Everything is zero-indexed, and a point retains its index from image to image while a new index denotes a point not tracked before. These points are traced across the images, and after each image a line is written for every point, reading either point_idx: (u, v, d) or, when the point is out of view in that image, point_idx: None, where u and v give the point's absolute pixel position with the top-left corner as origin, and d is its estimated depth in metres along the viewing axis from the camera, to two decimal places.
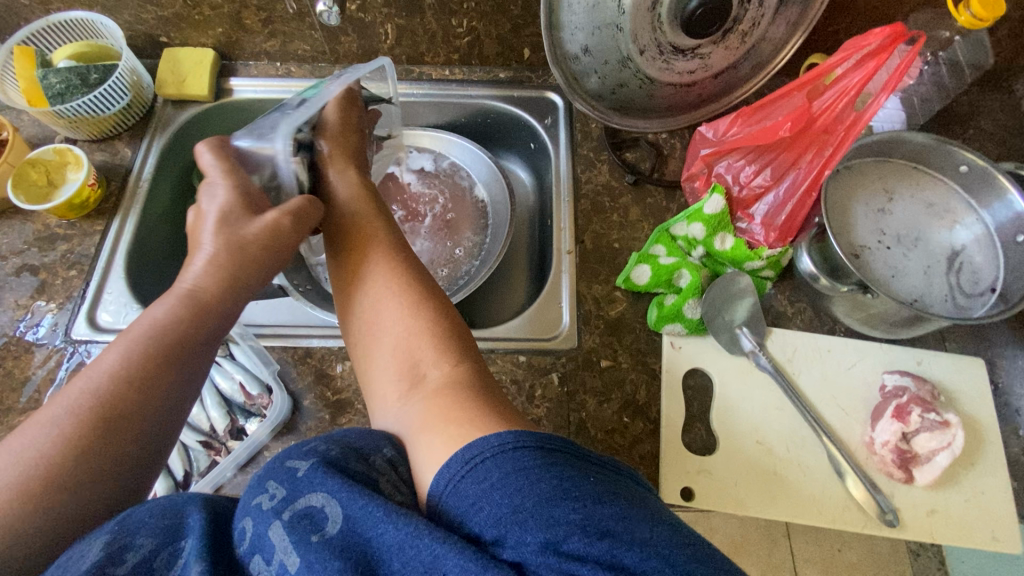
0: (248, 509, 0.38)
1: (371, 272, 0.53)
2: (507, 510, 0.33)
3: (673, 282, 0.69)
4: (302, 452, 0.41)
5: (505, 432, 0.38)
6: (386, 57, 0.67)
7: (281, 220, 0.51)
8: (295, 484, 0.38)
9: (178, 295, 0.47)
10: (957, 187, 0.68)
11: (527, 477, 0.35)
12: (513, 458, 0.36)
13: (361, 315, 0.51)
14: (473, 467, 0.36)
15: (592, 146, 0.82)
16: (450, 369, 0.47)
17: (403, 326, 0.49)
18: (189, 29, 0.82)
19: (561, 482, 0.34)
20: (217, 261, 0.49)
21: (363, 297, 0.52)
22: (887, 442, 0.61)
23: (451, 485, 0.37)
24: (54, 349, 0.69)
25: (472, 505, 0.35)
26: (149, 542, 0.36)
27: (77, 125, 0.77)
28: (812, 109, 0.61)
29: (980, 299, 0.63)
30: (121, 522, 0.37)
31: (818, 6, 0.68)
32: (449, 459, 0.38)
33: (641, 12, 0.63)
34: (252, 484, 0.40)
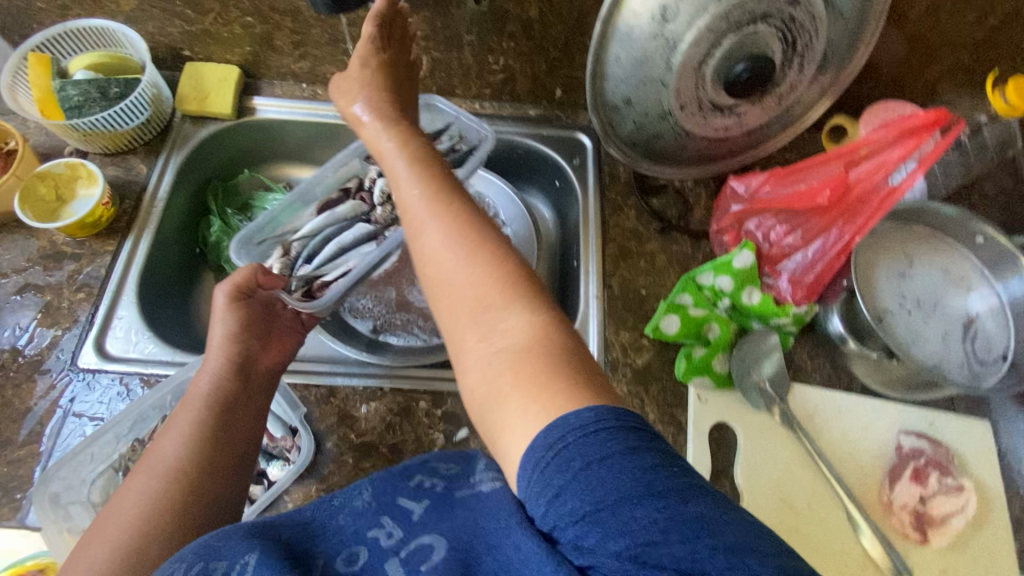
0: (363, 537, 0.42)
1: (421, 216, 0.50)
2: (589, 504, 0.33)
3: (701, 335, 0.69)
4: (411, 490, 0.46)
5: (583, 410, 0.36)
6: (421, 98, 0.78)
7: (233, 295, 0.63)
8: (411, 525, 0.42)
9: (211, 369, 0.59)
10: (971, 256, 0.71)
11: (609, 468, 0.33)
12: (593, 445, 0.34)
13: (421, 264, 0.49)
14: (556, 454, 0.35)
15: (620, 190, 0.82)
16: (530, 319, 0.43)
17: (466, 274, 0.46)
18: (215, 46, 0.80)
19: (643, 473, 0.33)
20: (229, 336, 0.61)
21: (420, 245, 0.49)
22: (907, 504, 0.65)
23: (537, 470, 0.36)
24: (56, 378, 0.65)
25: (556, 497, 0.34)
26: (221, 565, 0.39)
27: (92, 138, 0.75)
28: (849, 178, 0.65)
29: (993, 367, 0.66)
30: (201, 549, 0.40)
31: (850, 73, 0.71)
32: (532, 441, 0.37)
33: (687, 72, 0.64)
34: (362, 512, 0.44)
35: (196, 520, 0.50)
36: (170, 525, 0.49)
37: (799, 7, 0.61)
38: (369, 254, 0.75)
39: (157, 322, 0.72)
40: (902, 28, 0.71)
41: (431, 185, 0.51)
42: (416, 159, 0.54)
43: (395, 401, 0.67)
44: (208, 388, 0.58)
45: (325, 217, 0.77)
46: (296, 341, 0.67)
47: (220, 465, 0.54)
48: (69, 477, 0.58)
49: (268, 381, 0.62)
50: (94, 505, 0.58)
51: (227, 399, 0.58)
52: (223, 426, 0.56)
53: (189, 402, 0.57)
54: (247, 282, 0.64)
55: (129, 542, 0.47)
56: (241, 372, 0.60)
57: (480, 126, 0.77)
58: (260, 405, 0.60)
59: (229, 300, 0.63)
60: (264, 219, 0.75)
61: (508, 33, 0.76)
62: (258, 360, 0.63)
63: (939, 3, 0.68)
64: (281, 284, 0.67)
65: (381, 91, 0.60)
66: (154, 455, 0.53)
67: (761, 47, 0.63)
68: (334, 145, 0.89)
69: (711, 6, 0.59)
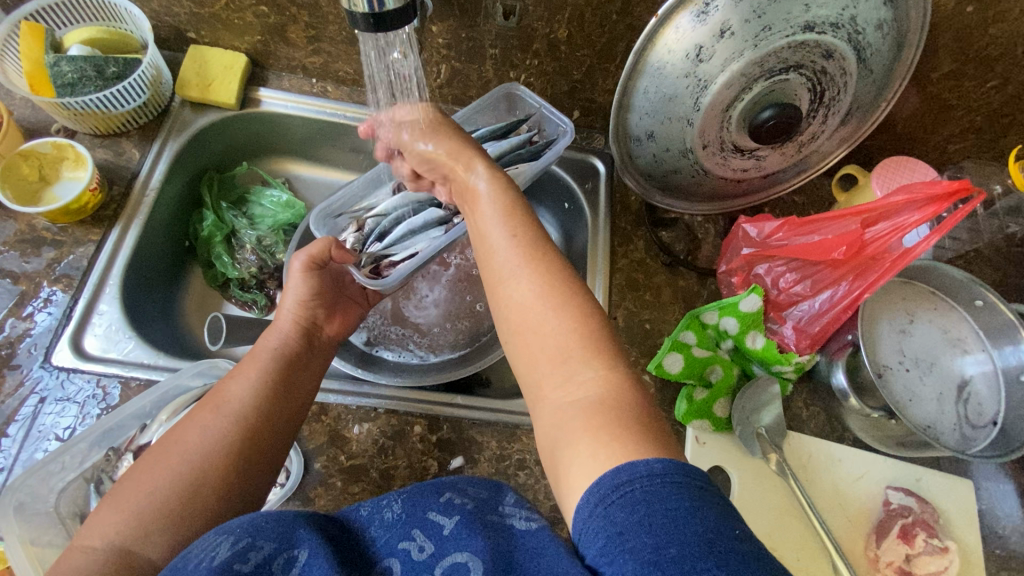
0: (394, 549, 0.41)
1: (511, 265, 0.50)
2: (652, 548, 0.32)
3: (704, 376, 0.69)
4: (441, 505, 0.44)
5: (651, 461, 0.37)
6: (508, 85, 0.77)
7: (307, 262, 0.64)
8: (442, 541, 0.41)
9: (280, 330, 0.62)
10: (969, 318, 0.71)
11: (673, 519, 0.33)
12: (659, 493, 0.35)
13: (507, 310, 0.49)
14: (622, 495, 0.35)
15: (630, 219, 0.81)
16: (586, 383, 0.44)
17: (546, 328, 0.46)
18: (223, 30, 0.75)
19: (706, 530, 0.33)
20: (299, 299, 0.64)
21: (506, 294, 0.49)
22: (893, 562, 0.65)
23: (599, 507, 0.36)
24: (28, 374, 0.62)
25: (618, 536, 0.34)
26: (268, 546, 0.38)
27: (82, 117, 0.70)
28: (865, 237, 0.64)
29: (982, 431, 0.66)
30: (248, 524, 0.40)
31: (870, 126, 0.71)
32: (596, 480, 0.37)
33: (714, 112, 0.62)
34: (396, 524, 0.43)
35: (257, 457, 0.53)
36: (234, 457, 0.51)
37: (833, 60, 0.60)
38: (438, 239, 0.72)
39: (140, 320, 0.69)
40: (922, 87, 0.72)
41: (522, 231, 0.52)
42: (508, 212, 0.53)
43: (389, 424, 0.64)
44: (277, 345, 0.60)
45: (400, 197, 0.75)
46: (357, 313, 0.70)
47: (269, 444, 0.54)
48: (36, 486, 0.55)
49: (329, 348, 0.65)
50: (62, 517, 0.55)
51: (290, 357, 0.60)
52: (288, 384, 0.58)
53: (258, 355, 0.59)
54: (322, 252, 0.65)
55: (190, 475, 0.49)
56: (306, 336, 0.63)
57: (561, 120, 0.77)
58: (318, 366, 0.62)
59: (303, 270, 0.64)
60: (344, 194, 0.75)
61: (534, 51, 0.74)
62: (321, 328, 0.65)
63: (960, 67, 0.69)
64: (352, 260, 0.66)
65: (460, 136, 0.62)
66: (223, 397, 0.55)
67: (790, 97, 0.61)
68: (340, 145, 0.85)
69: (747, 51, 0.57)
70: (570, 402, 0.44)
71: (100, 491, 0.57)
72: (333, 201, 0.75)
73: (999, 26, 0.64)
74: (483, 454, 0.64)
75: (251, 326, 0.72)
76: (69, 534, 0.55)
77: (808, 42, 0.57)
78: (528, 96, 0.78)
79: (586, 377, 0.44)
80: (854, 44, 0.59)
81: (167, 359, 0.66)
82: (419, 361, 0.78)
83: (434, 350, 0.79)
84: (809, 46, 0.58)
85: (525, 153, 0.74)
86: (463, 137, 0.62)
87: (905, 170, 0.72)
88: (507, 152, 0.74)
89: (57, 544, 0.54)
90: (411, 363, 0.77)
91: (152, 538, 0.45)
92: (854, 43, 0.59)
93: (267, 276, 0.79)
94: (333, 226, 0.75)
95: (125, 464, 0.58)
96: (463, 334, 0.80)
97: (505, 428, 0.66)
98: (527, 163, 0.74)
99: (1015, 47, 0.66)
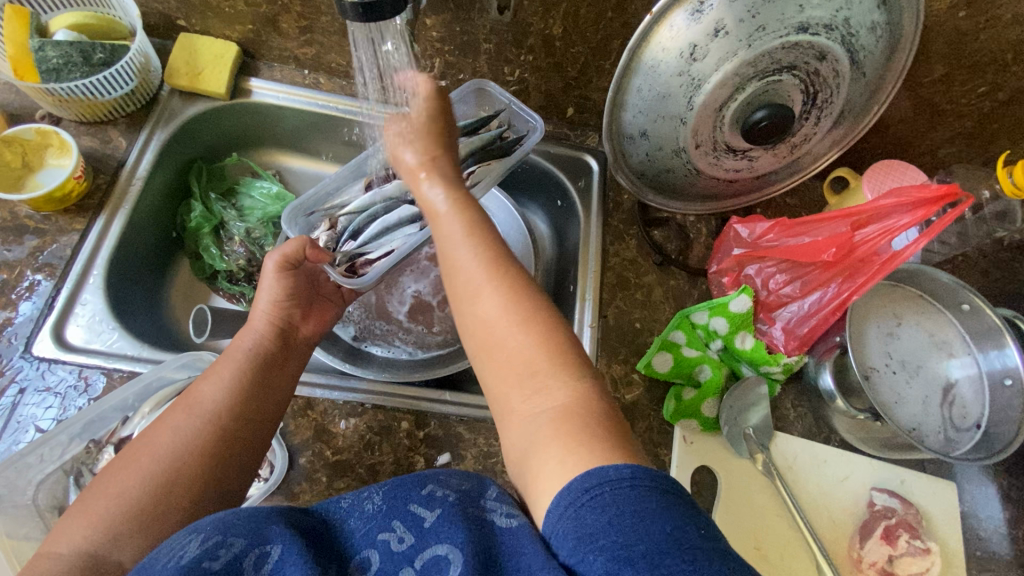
0: (373, 540, 0.41)
1: (471, 287, 0.48)
2: (621, 545, 0.33)
3: (692, 376, 0.69)
4: (423, 496, 0.43)
5: (620, 465, 0.37)
6: (476, 81, 0.77)
7: (280, 264, 0.62)
8: (422, 532, 0.40)
9: (257, 328, 0.61)
10: (956, 322, 0.71)
11: (642, 519, 0.34)
12: (628, 495, 0.35)
13: (473, 328, 0.48)
14: (592, 497, 0.36)
15: (622, 218, 0.81)
16: (572, 383, 0.44)
17: (534, 330, 0.46)
18: (214, 19, 0.74)
19: (673, 529, 0.33)
20: (276, 297, 0.62)
21: (471, 309, 0.48)
22: (876, 562, 0.66)
23: (571, 509, 0.36)
24: (9, 365, 0.61)
25: (588, 536, 0.34)
26: (239, 542, 0.38)
27: (68, 104, 0.69)
28: (853, 239, 0.64)
29: (966, 434, 0.67)
30: (219, 522, 0.39)
31: (863, 128, 0.71)
32: (567, 484, 0.38)
33: (708, 112, 0.62)
34: (375, 516, 0.43)
35: (230, 457, 0.52)
36: (207, 457, 0.51)
37: (826, 62, 0.60)
38: (413, 236, 0.72)
39: (124, 311, 0.68)
40: (913, 91, 0.72)
41: (490, 251, 0.49)
42: (476, 230, 0.50)
43: (376, 420, 0.64)
44: (250, 347, 0.59)
45: (373, 194, 0.74)
46: (334, 312, 0.70)
47: (241, 446, 0.53)
48: (14, 478, 0.54)
49: (305, 348, 0.64)
50: (40, 509, 0.55)
51: (265, 357, 0.59)
52: (259, 390, 0.57)
53: (229, 358, 0.58)
54: (298, 253, 0.63)
55: (163, 475, 0.48)
56: (281, 337, 0.62)
57: (530, 116, 0.77)
58: (293, 365, 0.61)
59: (277, 271, 0.63)
60: (317, 190, 0.74)
61: (528, 47, 0.73)
62: (296, 329, 0.64)
63: (952, 71, 0.69)
64: (328, 259, 0.65)
65: (436, 136, 0.55)
66: (194, 400, 0.54)
67: (783, 98, 0.61)
68: (331, 137, 0.84)
69: (741, 50, 0.57)
70: (537, 407, 0.43)
71: (80, 483, 0.57)
72: (303, 196, 0.74)
73: (991, 31, 0.64)
74: (470, 451, 0.64)
75: (236, 318, 0.71)
76: (46, 526, 0.54)
77: (802, 43, 0.58)
78: (496, 92, 0.78)
79: (574, 376, 0.44)
80: (847, 46, 0.59)
81: (151, 350, 0.65)
82: (408, 356, 0.77)
83: (424, 346, 0.78)
84: (803, 47, 0.58)
85: (497, 148, 0.74)
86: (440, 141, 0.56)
87: (895, 173, 0.72)
88: (478, 149, 0.74)
89: (35, 537, 0.53)
90: (399, 359, 0.77)
91: (121, 543, 0.45)
92: (847, 45, 0.59)
93: (255, 269, 0.79)
94: (308, 223, 0.75)
95: (106, 456, 0.58)
96: (452, 330, 0.80)
97: (493, 424, 0.65)
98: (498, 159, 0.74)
99: (1006, 54, 0.66)
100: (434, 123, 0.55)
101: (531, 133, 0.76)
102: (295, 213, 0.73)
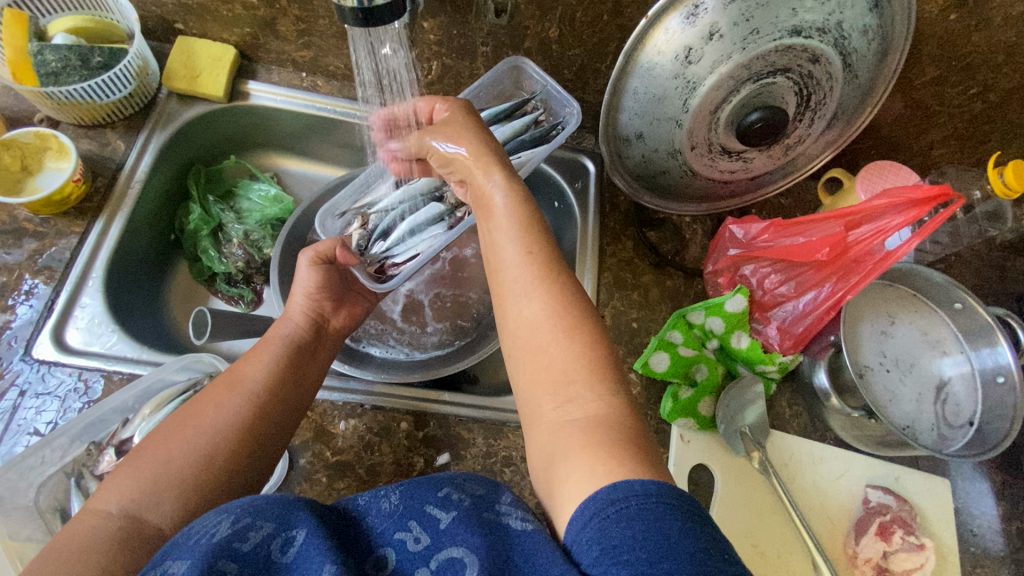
0: (391, 538, 0.41)
1: (522, 285, 0.51)
2: (646, 560, 0.33)
3: (689, 375, 0.69)
4: (439, 498, 0.43)
5: (647, 481, 0.38)
6: (516, 57, 0.74)
7: (314, 258, 0.64)
8: (437, 534, 0.40)
9: (294, 319, 0.62)
10: (949, 321, 0.72)
11: (667, 537, 0.34)
12: (654, 511, 0.36)
13: (514, 327, 0.50)
14: (617, 510, 0.36)
15: (619, 219, 0.82)
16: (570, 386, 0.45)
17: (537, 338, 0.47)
18: (212, 22, 0.75)
19: (697, 551, 0.34)
20: (310, 290, 0.63)
21: (514, 310, 0.51)
22: (870, 558, 0.66)
23: (596, 521, 0.37)
24: (9, 367, 0.61)
25: (612, 548, 0.35)
26: (268, 526, 0.39)
27: (66, 108, 0.69)
28: (848, 239, 0.65)
29: (959, 431, 0.68)
30: (249, 505, 0.40)
31: (855, 130, 0.72)
32: (591, 495, 0.38)
33: (703, 114, 0.63)
34: (390, 516, 0.43)
35: (260, 441, 0.53)
36: (241, 438, 0.51)
37: (819, 64, 0.61)
38: (442, 236, 0.71)
39: (123, 314, 0.68)
40: (906, 93, 0.73)
41: (534, 251, 0.52)
42: (525, 229, 0.53)
43: (375, 420, 0.64)
44: (288, 334, 0.60)
45: (403, 192, 0.74)
46: (363, 307, 0.69)
47: (263, 438, 0.53)
48: (15, 481, 0.54)
49: (337, 339, 0.65)
50: (41, 510, 0.55)
51: (299, 347, 0.60)
52: (294, 377, 0.58)
53: (271, 343, 0.59)
54: (331, 249, 0.65)
55: (204, 452, 0.49)
56: (315, 328, 0.63)
57: (568, 100, 0.75)
58: (325, 357, 0.62)
59: (310, 264, 0.64)
60: (346, 191, 0.75)
61: (525, 50, 0.74)
62: (329, 321, 0.65)
63: (943, 73, 0.70)
64: (356, 262, 0.67)
65: (482, 137, 0.60)
66: (238, 377, 0.55)
67: (778, 100, 0.62)
68: (329, 140, 0.84)
69: (735, 53, 0.58)
70: (560, 417, 0.45)
71: (80, 486, 0.57)
72: (335, 199, 0.75)
73: (981, 34, 0.65)
74: (469, 451, 0.64)
75: (236, 320, 0.72)
76: (48, 529, 0.54)
77: (795, 46, 0.58)
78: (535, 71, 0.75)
79: (581, 397, 0.45)
80: (840, 49, 0.60)
81: (150, 353, 0.65)
82: (406, 357, 0.78)
83: (420, 346, 0.79)
84: (797, 50, 0.59)
85: (528, 139, 0.73)
86: (484, 139, 0.59)
87: (889, 174, 0.73)
88: (511, 138, 0.73)
89: (36, 539, 0.54)
90: (398, 359, 0.77)
91: (163, 504, 0.45)
92: (840, 48, 0.60)
93: (253, 271, 0.79)
94: (342, 225, 0.75)
95: (106, 459, 0.58)
96: (450, 331, 0.80)
97: (491, 424, 0.66)
98: (530, 149, 0.74)
99: (997, 56, 0.67)
100: (478, 127, 0.61)
101: (568, 118, 0.75)
102: (328, 216, 0.74)
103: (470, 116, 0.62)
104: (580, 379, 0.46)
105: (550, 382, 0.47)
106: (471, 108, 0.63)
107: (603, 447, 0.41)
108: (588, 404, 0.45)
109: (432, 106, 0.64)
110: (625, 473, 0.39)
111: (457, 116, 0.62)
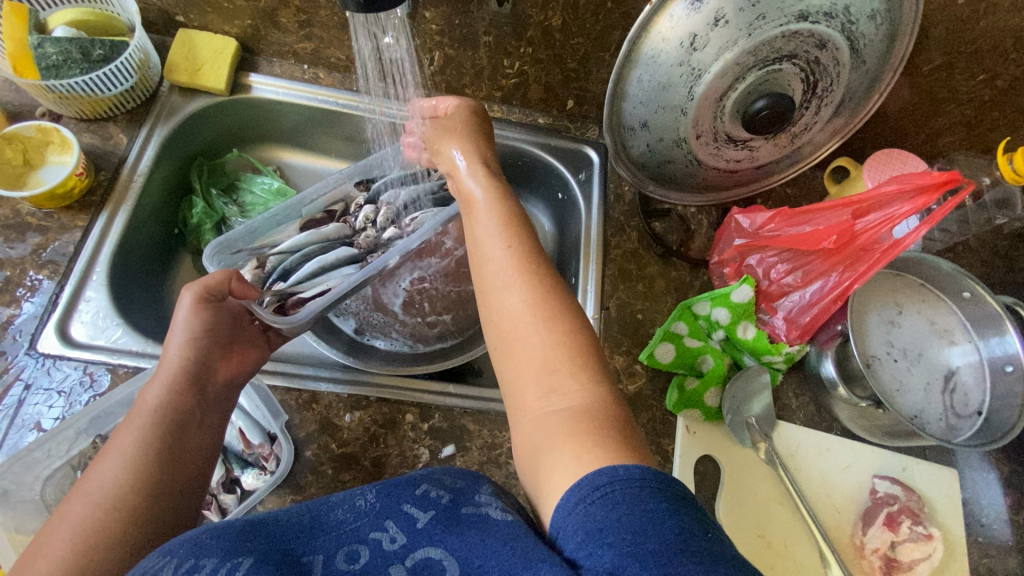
0: (365, 537, 0.40)
1: (503, 276, 0.51)
2: (629, 543, 0.33)
3: (695, 366, 0.69)
4: (417, 496, 0.43)
5: (631, 466, 0.38)
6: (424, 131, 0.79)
7: (196, 300, 0.57)
8: (414, 533, 0.40)
9: (164, 380, 0.54)
10: (956, 309, 0.72)
11: (652, 519, 0.34)
12: (640, 496, 0.35)
13: (496, 321, 0.50)
14: (603, 496, 0.36)
15: (624, 210, 0.81)
16: (576, 378, 0.45)
17: (541, 335, 0.47)
18: (213, 14, 0.74)
19: (681, 531, 0.34)
20: (191, 337, 0.56)
21: (497, 303, 0.50)
22: (877, 548, 0.66)
23: (581, 506, 0.36)
24: (14, 361, 0.61)
25: (598, 531, 0.35)
26: (211, 562, 0.36)
27: (68, 101, 0.69)
28: (855, 228, 0.64)
29: (967, 421, 0.67)
30: (193, 544, 0.38)
31: (861, 118, 0.71)
32: (578, 481, 0.38)
33: (709, 102, 0.62)
34: (372, 512, 0.42)
35: (161, 514, 0.48)
36: (131, 519, 0.46)
37: (827, 50, 0.60)
38: (351, 276, 0.71)
39: (127, 307, 0.68)
40: (914, 80, 0.72)
41: (525, 247, 0.52)
42: (506, 222, 0.54)
43: (380, 412, 0.64)
44: (159, 402, 0.53)
45: (309, 234, 0.74)
46: (257, 355, 0.62)
47: (158, 521, 0.47)
48: (21, 474, 0.55)
49: (221, 396, 0.58)
50: (47, 504, 0.56)
51: (177, 412, 0.53)
52: (175, 448, 0.51)
53: (137, 417, 0.52)
54: (217, 284, 0.59)
55: (79, 551, 0.43)
56: (194, 383, 0.55)
57: None
58: (213, 424, 0.56)
59: (194, 304, 0.57)
60: (246, 228, 0.73)
61: (528, 39, 0.73)
62: (214, 370, 0.57)
63: (951, 59, 0.69)
64: (253, 295, 0.63)
65: (478, 137, 0.62)
66: (91, 478, 0.47)
67: (783, 87, 0.61)
68: (332, 132, 0.84)
69: (741, 40, 0.57)
70: (544, 407, 0.45)
71: None
72: (231, 232, 0.73)
73: (989, 19, 0.64)
74: (474, 443, 0.64)
75: None
76: None
77: (802, 32, 0.58)
78: None
79: (569, 388, 0.45)
80: (847, 34, 0.59)
81: (154, 346, 0.65)
82: (409, 349, 0.79)
83: (423, 339, 0.79)
84: (803, 35, 0.58)
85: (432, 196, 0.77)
86: (488, 143, 0.63)
87: (896, 163, 0.72)
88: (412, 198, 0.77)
89: None
90: (401, 352, 0.78)
91: None
92: (847, 33, 0.59)
93: None
94: (232, 260, 0.72)
95: None
96: (455, 324, 0.80)
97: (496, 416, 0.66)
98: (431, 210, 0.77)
99: (1005, 41, 0.66)
100: (476, 128, 0.62)
101: None
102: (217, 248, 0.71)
103: (474, 117, 0.63)
104: (568, 367, 0.46)
105: (550, 372, 0.46)
106: (480, 111, 0.64)
107: (591, 436, 0.41)
108: (592, 392, 0.45)
109: (442, 103, 0.64)
110: (623, 461, 0.39)
111: (460, 114, 0.63)
